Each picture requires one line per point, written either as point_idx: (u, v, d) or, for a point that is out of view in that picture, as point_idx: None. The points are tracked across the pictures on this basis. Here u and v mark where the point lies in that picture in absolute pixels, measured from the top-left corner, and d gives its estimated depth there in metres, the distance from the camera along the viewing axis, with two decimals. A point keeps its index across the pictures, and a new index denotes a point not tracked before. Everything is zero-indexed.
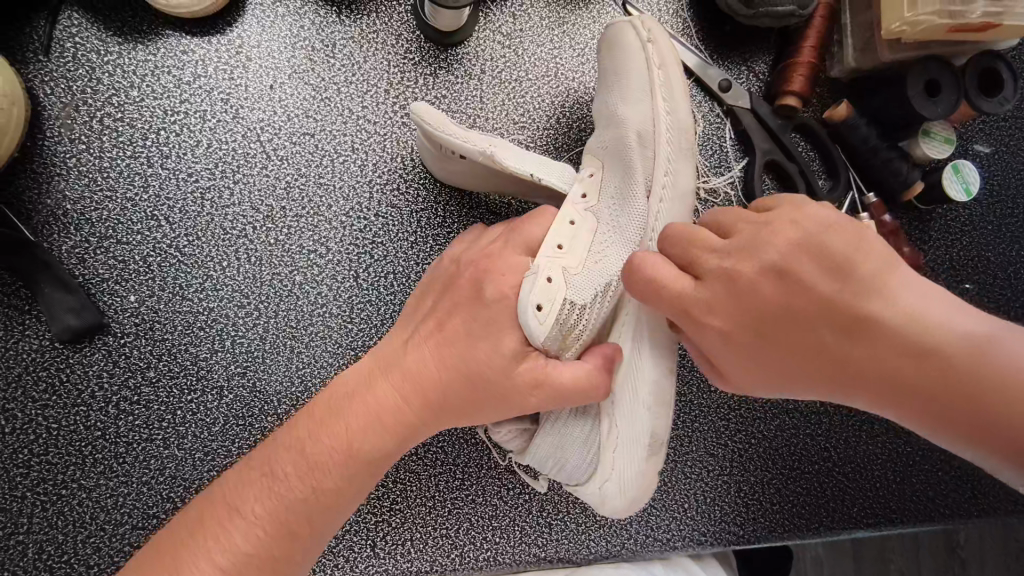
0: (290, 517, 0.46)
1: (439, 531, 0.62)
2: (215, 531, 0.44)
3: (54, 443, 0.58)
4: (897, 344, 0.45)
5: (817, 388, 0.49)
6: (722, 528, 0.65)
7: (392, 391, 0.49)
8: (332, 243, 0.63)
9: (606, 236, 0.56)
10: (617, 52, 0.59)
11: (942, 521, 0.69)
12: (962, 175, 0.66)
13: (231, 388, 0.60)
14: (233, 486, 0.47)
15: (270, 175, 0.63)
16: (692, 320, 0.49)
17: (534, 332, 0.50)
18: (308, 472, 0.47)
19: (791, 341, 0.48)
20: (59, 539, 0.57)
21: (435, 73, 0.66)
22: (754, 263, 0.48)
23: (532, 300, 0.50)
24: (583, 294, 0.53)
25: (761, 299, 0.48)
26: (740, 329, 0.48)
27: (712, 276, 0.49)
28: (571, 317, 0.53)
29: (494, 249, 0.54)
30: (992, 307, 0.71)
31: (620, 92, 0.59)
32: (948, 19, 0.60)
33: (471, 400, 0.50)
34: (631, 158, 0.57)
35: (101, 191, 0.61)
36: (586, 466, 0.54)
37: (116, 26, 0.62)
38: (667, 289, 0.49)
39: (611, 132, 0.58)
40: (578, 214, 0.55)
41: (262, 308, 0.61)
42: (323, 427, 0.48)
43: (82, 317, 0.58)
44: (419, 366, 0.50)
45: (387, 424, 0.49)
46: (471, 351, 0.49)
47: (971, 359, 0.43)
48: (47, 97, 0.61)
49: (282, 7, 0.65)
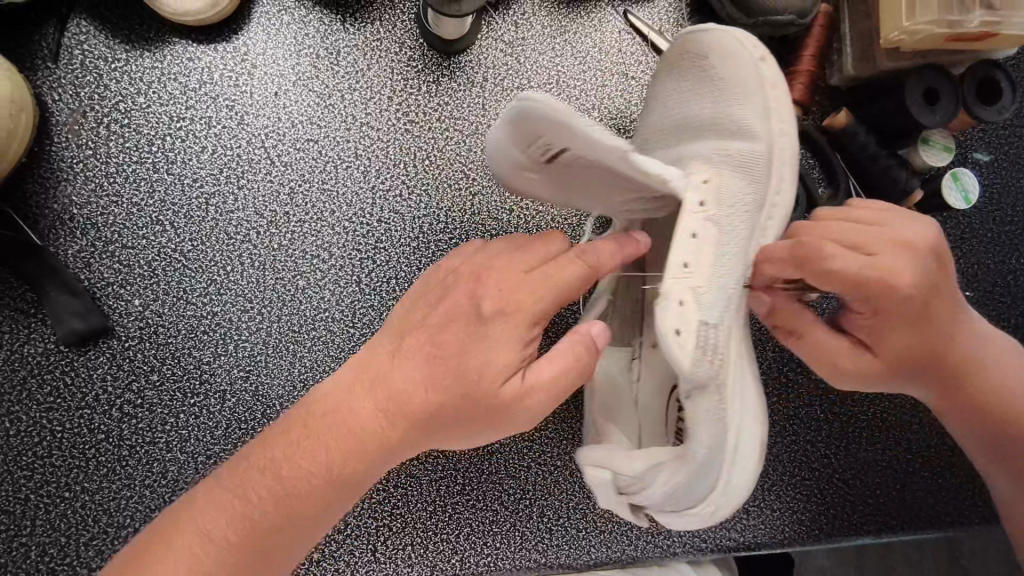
0: (257, 537, 0.45)
1: (440, 536, 0.63)
2: (183, 549, 0.44)
3: (58, 445, 0.58)
4: (972, 343, 0.55)
5: (909, 372, 0.55)
6: (721, 534, 0.66)
7: (371, 412, 0.47)
8: (334, 248, 0.63)
9: (728, 249, 0.52)
10: (746, 60, 0.53)
11: (943, 528, 0.69)
12: (962, 183, 0.66)
13: (233, 392, 0.60)
14: (206, 502, 0.46)
15: (274, 181, 0.63)
16: (871, 294, 0.50)
17: (677, 358, 0.47)
18: (278, 493, 0.45)
19: (931, 319, 0.52)
20: (61, 541, 0.57)
21: (438, 80, 0.67)
22: (918, 250, 0.51)
23: (669, 326, 0.47)
24: (711, 312, 0.50)
25: (924, 284, 0.51)
26: (914, 306, 0.51)
27: (888, 254, 0.50)
28: (707, 337, 0.49)
29: (498, 262, 0.49)
30: (993, 314, 0.71)
31: (746, 101, 0.53)
32: (946, 28, 0.60)
33: (454, 424, 0.46)
34: (762, 173, 0.52)
35: (107, 196, 0.61)
36: (714, 480, 0.49)
37: (124, 34, 0.63)
38: (857, 265, 0.49)
39: (732, 144, 0.53)
40: (700, 226, 0.49)
41: (265, 313, 0.62)
42: (299, 444, 0.47)
43: (88, 321, 0.59)
44: (404, 384, 0.46)
45: (365, 446, 0.46)
46: (463, 370, 0.45)
47: (1006, 362, 0.57)
48: (56, 103, 0.62)
49: (287, 16, 0.66)
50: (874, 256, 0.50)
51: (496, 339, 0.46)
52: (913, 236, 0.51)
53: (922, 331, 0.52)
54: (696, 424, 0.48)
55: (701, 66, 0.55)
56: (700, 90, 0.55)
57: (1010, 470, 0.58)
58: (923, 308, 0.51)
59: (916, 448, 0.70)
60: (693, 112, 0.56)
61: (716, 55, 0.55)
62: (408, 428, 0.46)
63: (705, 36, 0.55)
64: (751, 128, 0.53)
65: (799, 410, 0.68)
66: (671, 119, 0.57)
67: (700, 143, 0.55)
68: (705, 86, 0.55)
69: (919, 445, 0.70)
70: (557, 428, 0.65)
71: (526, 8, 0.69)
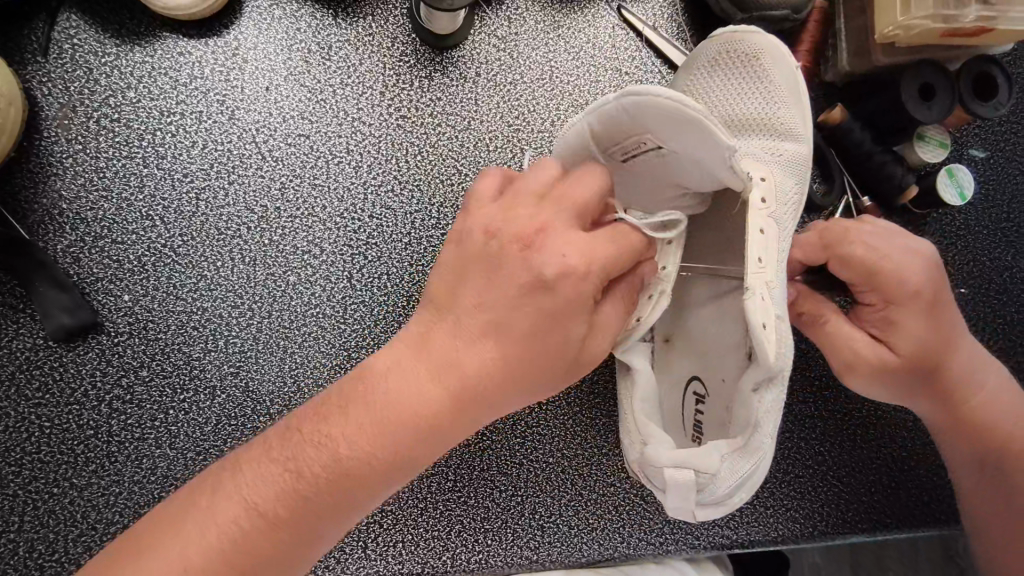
0: (307, 517, 0.42)
1: (431, 533, 0.62)
2: (223, 511, 0.41)
3: (47, 441, 0.58)
4: (974, 360, 0.57)
5: (915, 377, 0.55)
6: (715, 531, 0.65)
7: (435, 386, 0.43)
8: (326, 243, 0.63)
9: (784, 245, 0.53)
10: (792, 66, 0.56)
11: (937, 527, 0.68)
12: (956, 179, 0.66)
13: (223, 387, 0.60)
14: (251, 470, 0.42)
15: (265, 176, 0.63)
16: (884, 284, 0.53)
17: (766, 350, 0.47)
18: (330, 473, 0.42)
19: (941, 322, 0.54)
20: (49, 538, 0.57)
21: (430, 75, 0.66)
22: (926, 254, 0.54)
23: (757, 320, 0.47)
24: (781, 305, 0.51)
25: (932, 284, 0.53)
26: (924, 301, 0.53)
27: (905, 251, 0.54)
28: (782, 329, 0.50)
29: (543, 221, 0.43)
30: (989, 312, 0.71)
31: (792, 106, 0.57)
32: (941, 23, 0.59)
33: (523, 393, 0.44)
34: (807, 172, 0.57)
35: (96, 191, 0.61)
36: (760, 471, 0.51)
37: (115, 28, 0.63)
38: (870, 256, 0.53)
39: (779, 145, 0.57)
40: (765, 222, 0.51)
41: (255, 308, 0.61)
42: (345, 422, 0.42)
43: (76, 316, 0.59)
44: (469, 356, 0.43)
45: (421, 425, 0.42)
46: (539, 340, 0.42)
47: (1004, 390, 0.58)
48: (45, 98, 0.61)
49: (279, 10, 0.65)
50: (888, 252, 0.53)
51: (571, 304, 0.42)
52: (922, 243, 0.55)
53: (933, 333, 0.54)
54: (764, 416, 0.49)
55: (748, 66, 0.57)
56: (747, 90, 0.57)
57: (1002, 494, 0.58)
58: (931, 307, 0.53)
59: (911, 445, 0.69)
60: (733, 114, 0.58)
61: (764, 59, 0.56)
62: (473, 401, 0.43)
63: (754, 36, 0.56)
64: (795, 131, 0.57)
65: (793, 407, 0.68)
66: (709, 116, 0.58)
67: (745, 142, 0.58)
68: (752, 87, 0.57)
69: (914, 443, 0.69)
70: (549, 425, 0.65)
71: (520, 3, 0.68)
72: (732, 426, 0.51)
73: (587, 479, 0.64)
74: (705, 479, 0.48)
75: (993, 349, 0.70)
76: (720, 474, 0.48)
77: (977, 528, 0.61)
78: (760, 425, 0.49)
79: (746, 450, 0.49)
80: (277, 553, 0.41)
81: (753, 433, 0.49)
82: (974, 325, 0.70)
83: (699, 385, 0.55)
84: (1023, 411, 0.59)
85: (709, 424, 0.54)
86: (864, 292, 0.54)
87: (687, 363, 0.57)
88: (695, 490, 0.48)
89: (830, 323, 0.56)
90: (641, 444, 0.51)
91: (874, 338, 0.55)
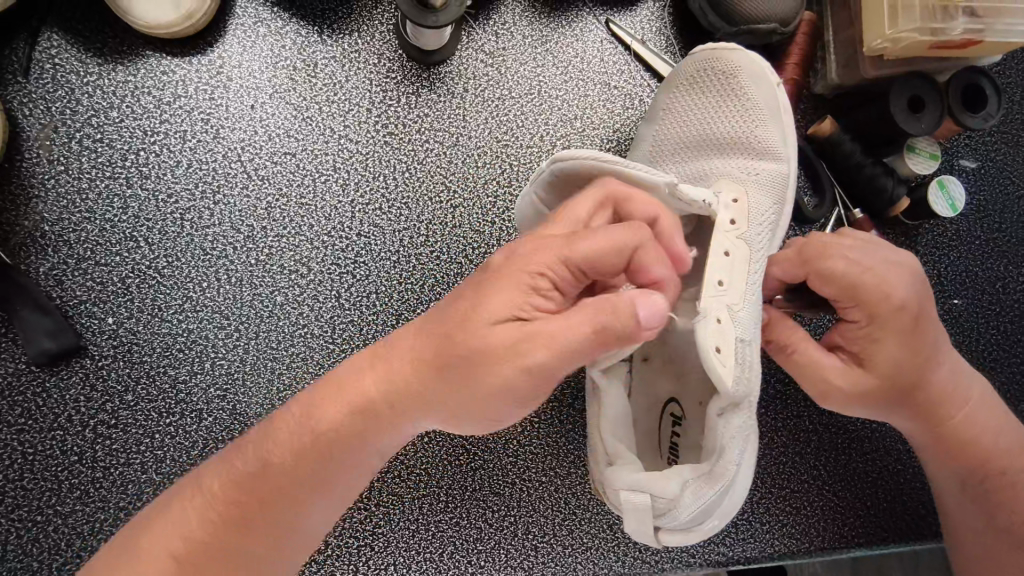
0: (243, 507, 0.46)
1: (423, 556, 0.61)
2: (185, 497, 0.47)
3: (30, 468, 0.57)
4: (956, 377, 0.56)
5: (892, 397, 0.54)
6: (710, 549, 0.65)
7: (375, 380, 0.46)
8: (313, 263, 0.62)
9: (757, 266, 0.53)
10: (771, 83, 0.57)
11: (935, 539, 0.68)
12: (948, 191, 0.66)
13: (210, 410, 0.59)
14: (217, 463, 0.48)
15: (251, 195, 0.62)
16: (865, 298, 0.52)
17: (723, 376, 0.46)
18: (259, 471, 0.46)
19: (924, 340, 0.53)
20: (34, 566, 0.56)
21: (417, 91, 0.66)
22: (907, 270, 0.54)
23: (711, 343, 0.47)
24: (748, 330, 0.50)
25: (913, 300, 0.52)
26: (906, 320, 0.52)
27: (884, 265, 0.53)
28: (745, 355, 0.49)
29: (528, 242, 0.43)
30: (982, 323, 0.70)
31: (771, 124, 0.57)
32: (929, 35, 0.59)
33: (444, 386, 0.44)
34: (787, 191, 0.57)
35: (80, 212, 0.60)
36: (730, 494, 0.49)
37: (96, 47, 0.62)
38: (850, 270, 0.52)
39: (759, 163, 0.57)
40: (731, 244, 0.51)
41: (242, 330, 0.60)
42: (297, 409, 0.48)
43: (59, 340, 0.57)
44: (404, 350, 0.46)
45: (343, 427, 0.46)
46: (467, 315, 0.42)
47: (986, 405, 0.58)
48: (26, 119, 0.61)
49: (264, 27, 0.65)
50: (870, 267, 0.53)
51: (493, 286, 0.42)
52: (903, 256, 0.55)
53: (914, 351, 0.53)
54: (728, 441, 0.47)
55: (725, 84, 0.58)
56: (726, 109, 0.58)
57: (988, 513, 0.58)
58: (913, 327, 0.52)
59: (908, 458, 0.69)
60: (716, 133, 0.58)
61: (742, 77, 0.58)
62: (402, 393, 0.45)
63: (732, 54, 0.58)
64: (775, 149, 0.57)
65: (789, 422, 0.67)
66: (687, 134, 0.60)
67: (725, 161, 0.58)
68: (731, 105, 0.58)
69: (911, 456, 0.69)
70: (541, 443, 0.64)
71: (507, 17, 0.68)
72: (702, 452, 0.49)
73: (580, 497, 0.64)
74: (665, 504, 0.47)
75: (987, 360, 0.70)
76: (679, 499, 0.47)
77: (954, 545, 0.61)
78: (725, 450, 0.47)
79: (709, 475, 0.47)
80: (225, 531, 0.45)
81: (718, 458, 0.47)
82: (968, 336, 0.70)
83: (675, 408, 0.54)
84: (1007, 425, 0.58)
85: (686, 448, 0.53)
86: (844, 309, 0.54)
87: (663, 382, 0.56)
88: (652, 514, 0.48)
89: (800, 350, 0.55)
90: (606, 463, 0.51)
91: (853, 355, 0.55)
